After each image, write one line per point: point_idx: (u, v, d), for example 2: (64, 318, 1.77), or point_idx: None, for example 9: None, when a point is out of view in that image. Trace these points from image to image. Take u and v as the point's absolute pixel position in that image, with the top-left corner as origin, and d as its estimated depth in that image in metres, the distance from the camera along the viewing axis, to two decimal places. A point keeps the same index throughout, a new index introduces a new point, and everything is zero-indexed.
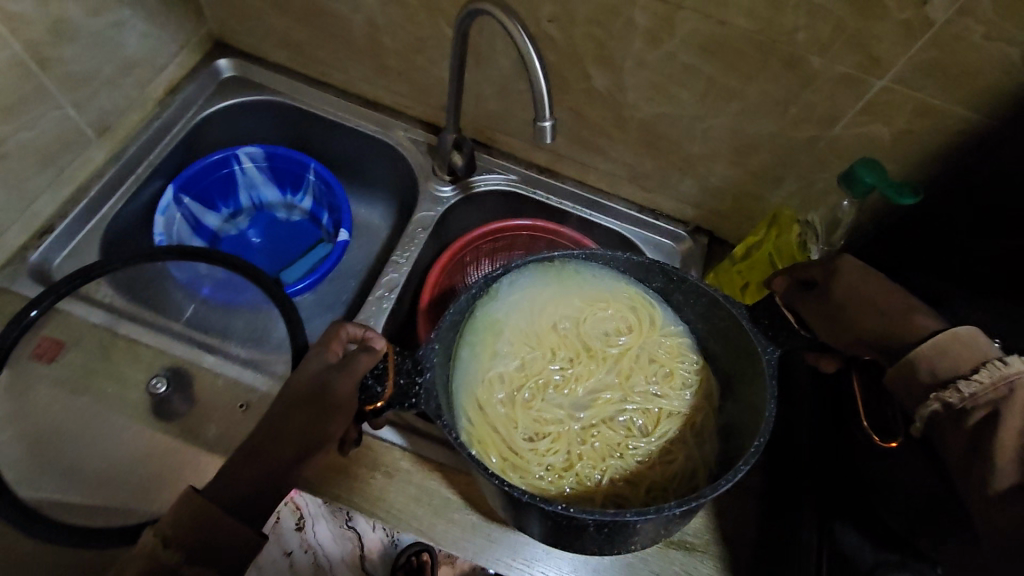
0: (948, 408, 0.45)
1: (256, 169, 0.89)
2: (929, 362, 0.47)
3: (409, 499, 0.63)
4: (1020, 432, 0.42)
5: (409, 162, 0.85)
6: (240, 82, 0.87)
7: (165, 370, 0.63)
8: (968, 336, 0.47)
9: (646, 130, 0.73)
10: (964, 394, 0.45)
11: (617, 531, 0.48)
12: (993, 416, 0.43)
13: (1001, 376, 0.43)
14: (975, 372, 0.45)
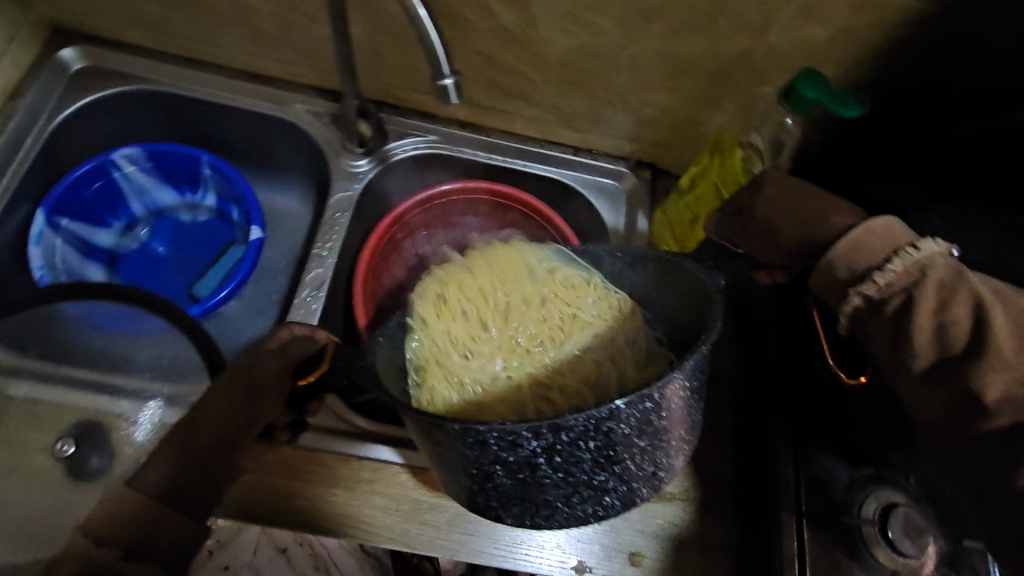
0: (867, 302, 0.44)
1: (140, 171, 0.78)
2: (849, 258, 0.45)
3: (378, 508, 0.59)
4: (936, 312, 0.42)
5: (313, 137, 0.75)
6: (93, 73, 0.73)
7: (72, 428, 0.56)
8: (881, 225, 0.45)
9: (567, 66, 0.66)
10: (881, 286, 0.43)
11: (573, 457, 0.37)
12: (908, 301, 0.42)
13: (913, 263, 0.42)
14: (890, 262, 0.43)
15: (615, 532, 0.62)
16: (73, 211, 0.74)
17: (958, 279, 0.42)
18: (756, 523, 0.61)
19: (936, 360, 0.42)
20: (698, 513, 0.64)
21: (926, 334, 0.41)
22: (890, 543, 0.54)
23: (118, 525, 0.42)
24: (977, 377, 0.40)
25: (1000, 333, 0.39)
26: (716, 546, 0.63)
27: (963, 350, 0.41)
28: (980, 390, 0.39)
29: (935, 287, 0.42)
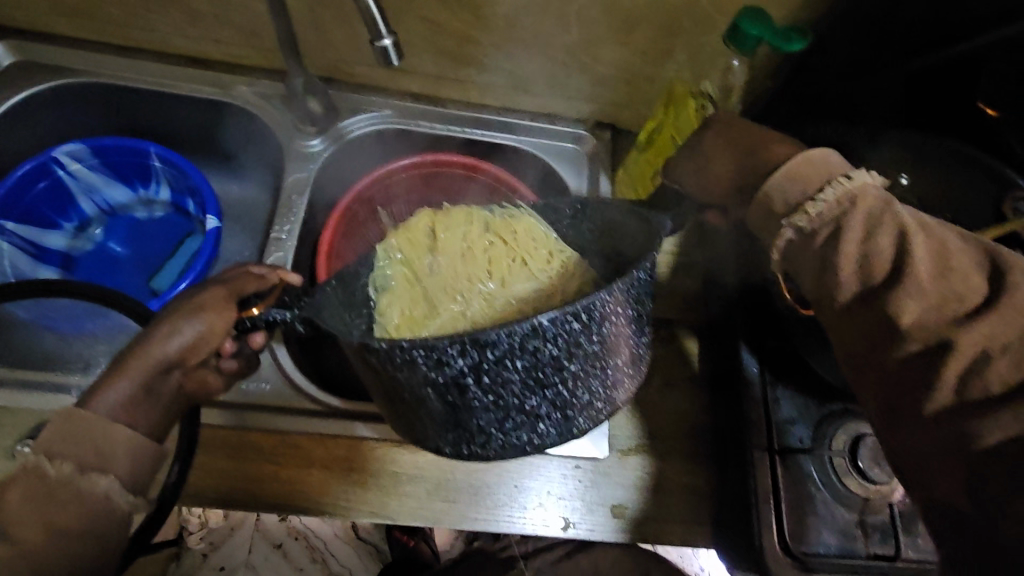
0: (799, 234, 0.45)
1: (86, 169, 0.75)
2: (783, 188, 0.45)
3: (359, 484, 0.58)
4: (862, 240, 0.43)
5: (262, 120, 0.73)
6: (25, 68, 0.70)
7: (33, 430, 0.54)
8: (818, 157, 0.46)
9: (513, 27, 0.64)
10: (813, 215, 0.44)
11: (501, 378, 0.37)
12: (836, 230, 0.43)
13: (845, 192, 0.43)
14: (823, 191, 0.44)
15: (596, 487, 0.62)
16: (19, 213, 0.72)
17: (884, 208, 0.43)
18: (731, 463, 0.62)
19: (859, 290, 0.43)
20: (678, 463, 0.65)
21: (851, 266, 0.43)
22: (861, 472, 0.58)
23: (77, 448, 0.38)
24: (893, 305, 0.41)
25: (918, 262, 0.41)
26: (697, 492, 0.64)
27: (882, 281, 0.42)
28: (895, 315, 0.41)
29: (864, 216, 0.43)
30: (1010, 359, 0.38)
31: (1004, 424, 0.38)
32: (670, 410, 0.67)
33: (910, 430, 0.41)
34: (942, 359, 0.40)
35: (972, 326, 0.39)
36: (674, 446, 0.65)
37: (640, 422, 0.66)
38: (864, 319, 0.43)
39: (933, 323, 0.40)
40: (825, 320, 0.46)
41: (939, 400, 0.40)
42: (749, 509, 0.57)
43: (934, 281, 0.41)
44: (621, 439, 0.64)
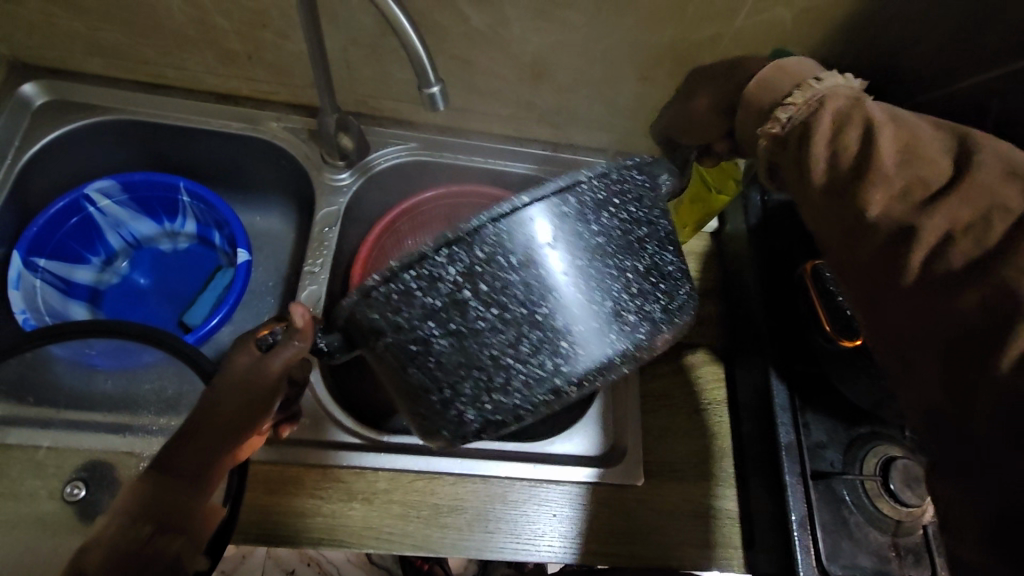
0: (773, 140, 0.46)
1: (115, 204, 0.75)
2: (756, 96, 0.47)
3: (401, 517, 0.59)
4: (832, 134, 0.44)
5: (292, 154, 0.75)
6: (57, 110, 0.71)
7: (80, 471, 0.55)
8: (792, 67, 0.48)
9: (542, 63, 0.66)
10: (783, 119, 0.45)
11: (501, 285, 0.38)
12: (806, 128, 0.44)
13: (813, 93, 0.45)
14: (792, 95, 0.45)
15: (632, 514, 0.63)
16: (51, 249, 0.72)
17: (855, 105, 0.44)
18: (760, 483, 0.63)
19: (831, 183, 0.44)
20: (710, 488, 0.66)
21: (819, 159, 0.43)
22: (893, 493, 0.59)
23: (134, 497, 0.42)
24: (861, 194, 0.42)
25: (883, 150, 0.42)
26: (730, 518, 0.65)
27: (851, 175, 0.43)
28: (863, 207, 0.42)
29: (834, 114, 0.44)
30: (974, 239, 0.39)
31: (980, 287, 0.38)
32: (700, 435, 0.68)
33: (893, 316, 0.42)
34: (911, 242, 0.41)
35: (934, 211, 0.40)
36: (707, 470, 0.66)
37: (671, 448, 0.67)
38: (840, 212, 0.44)
39: (901, 210, 0.41)
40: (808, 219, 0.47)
41: (912, 276, 0.41)
42: (788, 533, 0.58)
43: (901, 167, 0.42)
44: (654, 465, 0.66)
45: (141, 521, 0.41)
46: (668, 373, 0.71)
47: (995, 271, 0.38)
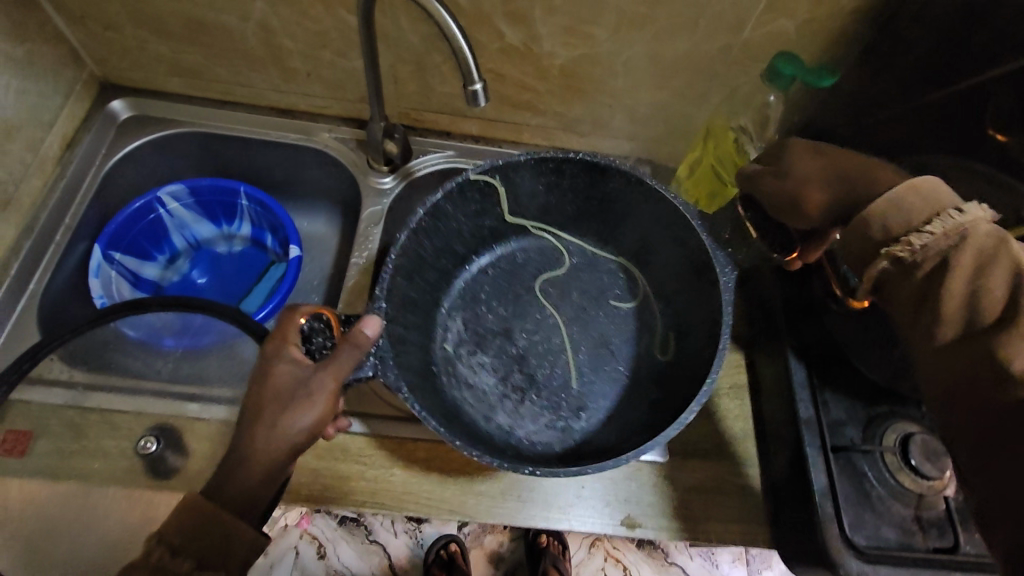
0: (901, 262, 0.47)
1: (182, 207, 0.84)
2: (884, 212, 0.48)
3: (439, 483, 0.63)
4: (973, 277, 0.44)
5: (341, 163, 0.83)
6: (137, 123, 0.80)
7: (151, 428, 0.60)
8: (926, 190, 0.47)
9: (569, 75, 0.73)
10: (916, 247, 0.46)
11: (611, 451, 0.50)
12: (942, 265, 0.45)
13: (953, 226, 0.45)
14: (931, 223, 0.46)
15: (659, 487, 0.66)
16: (124, 245, 0.80)
17: (999, 248, 0.44)
18: (782, 466, 0.65)
19: (962, 327, 0.45)
20: (731, 464, 0.69)
21: (951, 303, 0.44)
22: (914, 468, 0.61)
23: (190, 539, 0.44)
24: (999, 345, 0.42)
25: None
26: (753, 494, 0.67)
27: (987, 324, 0.43)
28: (1004, 358, 0.42)
29: (975, 255, 0.44)
30: None
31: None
32: (721, 416, 0.71)
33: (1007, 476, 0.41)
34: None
35: None
36: (728, 450, 0.69)
37: (694, 427, 0.70)
38: (968, 357, 0.44)
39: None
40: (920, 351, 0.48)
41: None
42: (811, 504, 0.60)
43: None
44: (678, 442, 0.69)
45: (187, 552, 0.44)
46: None
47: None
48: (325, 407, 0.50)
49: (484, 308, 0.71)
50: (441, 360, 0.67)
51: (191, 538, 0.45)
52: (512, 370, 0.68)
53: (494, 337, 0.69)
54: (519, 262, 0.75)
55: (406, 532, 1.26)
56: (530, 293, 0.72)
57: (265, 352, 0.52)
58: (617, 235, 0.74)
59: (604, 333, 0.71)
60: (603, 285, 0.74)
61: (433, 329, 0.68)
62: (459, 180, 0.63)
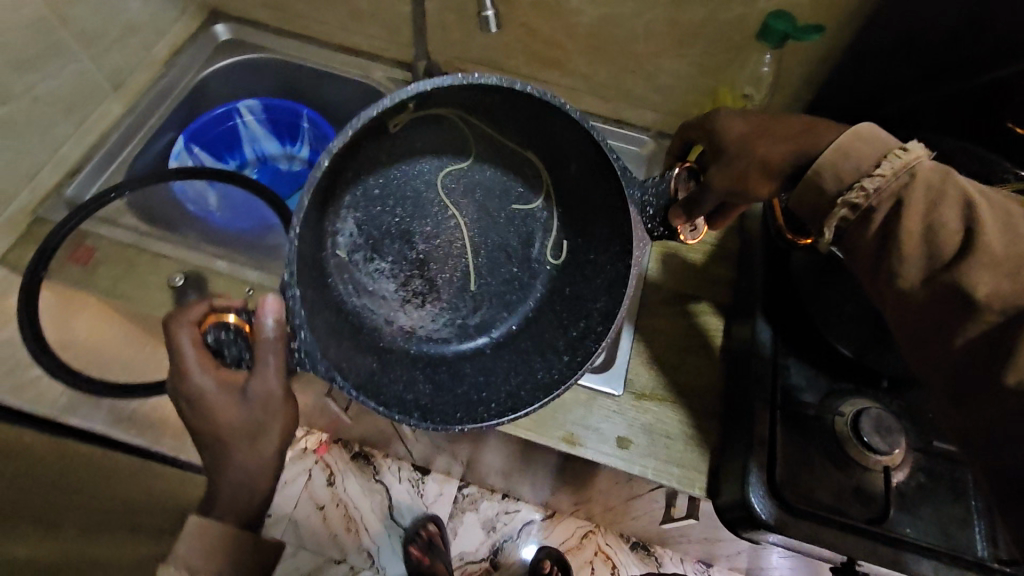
0: (857, 210, 0.46)
1: (256, 121, 0.98)
2: (834, 162, 0.47)
3: None
4: (926, 215, 0.43)
5: (390, 100, 0.93)
6: (233, 45, 0.95)
7: (183, 270, 0.73)
8: (866, 135, 0.47)
9: (595, 34, 0.79)
10: (870, 191, 0.45)
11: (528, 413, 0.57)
12: (897, 203, 0.44)
13: (901, 163, 0.44)
14: (882, 163, 0.45)
15: (609, 417, 0.70)
16: (203, 142, 0.94)
17: (942, 177, 0.44)
18: (733, 427, 0.66)
19: (926, 267, 0.44)
20: (685, 415, 0.70)
21: (910, 247, 0.44)
22: (865, 444, 0.59)
23: (212, 560, 0.53)
24: (968, 280, 0.41)
25: (988, 231, 0.41)
26: (701, 444, 0.69)
27: (947, 259, 0.43)
28: (969, 288, 0.41)
29: (923, 186, 0.44)
30: None
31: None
32: (686, 370, 0.73)
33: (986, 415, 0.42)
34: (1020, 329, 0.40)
35: None
36: (683, 400, 0.71)
37: (658, 373, 0.73)
38: (935, 296, 0.44)
39: (1010, 293, 0.40)
40: (887, 301, 0.47)
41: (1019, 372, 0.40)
42: (749, 452, 0.61)
43: (1007, 249, 0.41)
44: (637, 384, 0.72)
45: (209, 570, 0.53)
46: (667, 314, 0.77)
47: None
48: (285, 419, 0.55)
49: (377, 204, 0.66)
50: (332, 267, 0.63)
51: (211, 556, 0.53)
52: (412, 275, 0.67)
53: (392, 238, 0.67)
54: (416, 147, 0.66)
55: (410, 478, 1.33)
56: (429, 188, 0.68)
57: (191, 391, 0.53)
58: (538, 141, 0.64)
59: (500, 230, 0.69)
60: (503, 179, 0.69)
61: (325, 235, 0.63)
62: (360, 119, 0.50)
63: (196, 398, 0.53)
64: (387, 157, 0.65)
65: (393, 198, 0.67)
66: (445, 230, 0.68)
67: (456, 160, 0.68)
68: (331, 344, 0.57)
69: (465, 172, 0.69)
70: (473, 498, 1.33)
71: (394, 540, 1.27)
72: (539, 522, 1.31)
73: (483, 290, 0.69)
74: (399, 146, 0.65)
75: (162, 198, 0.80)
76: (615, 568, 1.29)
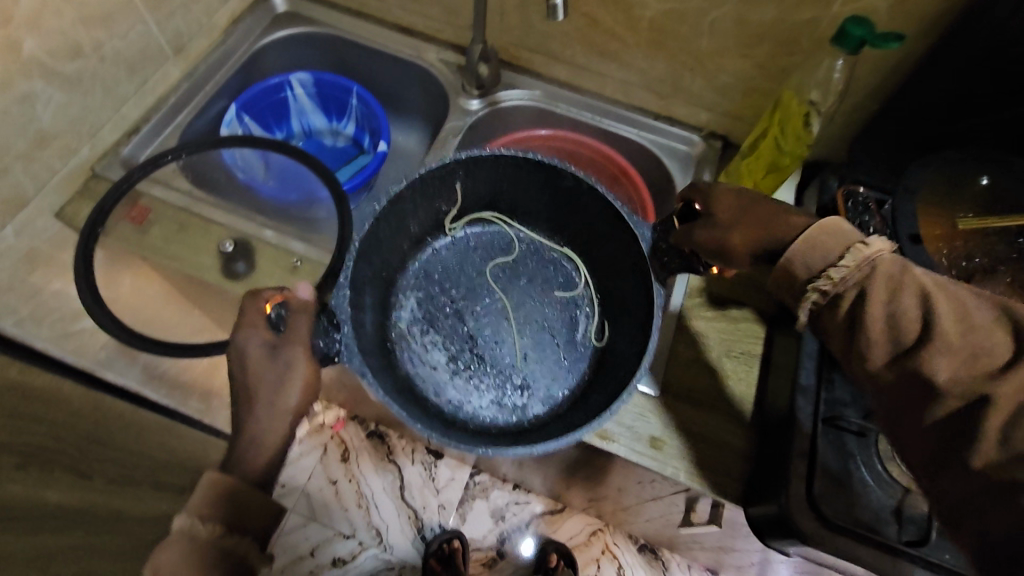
0: (827, 296, 0.51)
1: (306, 94, 0.98)
2: (805, 253, 0.52)
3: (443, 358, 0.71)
4: (889, 305, 0.48)
5: (441, 82, 0.93)
6: (290, 16, 0.95)
7: (232, 236, 0.74)
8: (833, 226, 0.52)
9: (657, 28, 0.78)
10: (837, 281, 0.50)
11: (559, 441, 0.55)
12: (862, 294, 0.49)
13: (863, 257, 0.49)
14: (844, 258, 0.50)
15: (643, 415, 0.70)
16: (254, 113, 0.94)
17: (904, 273, 0.48)
18: (770, 439, 0.65)
19: (893, 351, 0.48)
20: (719, 420, 0.70)
21: (876, 334, 0.48)
22: None
23: (222, 513, 0.55)
24: (925, 365, 0.46)
25: (942, 322, 0.46)
26: (734, 451, 0.68)
27: (911, 345, 0.47)
28: (929, 374, 0.45)
29: (885, 281, 0.48)
30: None
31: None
32: (724, 375, 0.72)
33: (945, 487, 0.44)
34: (980, 412, 0.43)
35: (1008, 378, 0.43)
36: (718, 405, 0.70)
37: (694, 375, 0.72)
38: (903, 380, 0.47)
39: (964, 378, 0.44)
40: (865, 387, 0.51)
41: (984, 454, 0.42)
42: (786, 465, 0.60)
43: (962, 337, 0.45)
44: (673, 385, 0.71)
45: (218, 523, 0.55)
46: (706, 317, 0.76)
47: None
48: (308, 373, 0.59)
49: (438, 287, 0.74)
50: (395, 336, 0.71)
51: (221, 507, 0.55)
52: (463, 349, 0.71)
53: (447, 317, 0.73)
54: (476, 246, 0.76)
55: (424, 461, 1.33)
56: (483, 276, 0.75)
57: (240, 346, 0.59)
58: (566, 224, 0.74)
59: (549, 318, 0.73)
60: (552, 272, 0.76)
61: (391, 308, 0.72)
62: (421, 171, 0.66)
63: (239, 353, 0.59)
64: (449, 246, 0.76)
65: (452, 288, 0.74)
66: (496, 310, 0.73)
67: (510, 259, 0.76)
68: (378, 371, 0.62)
69: (519, 268, 0.76)
70: (485, 487, 1.33)
71: (403, 520, 1.28)
72: (548, 516, 1.32)
73: (530, 370, 0.71)
74: (463, 240, 0.76)
75: (213, 164, 0.81)
76: (621, 568, 1.28)
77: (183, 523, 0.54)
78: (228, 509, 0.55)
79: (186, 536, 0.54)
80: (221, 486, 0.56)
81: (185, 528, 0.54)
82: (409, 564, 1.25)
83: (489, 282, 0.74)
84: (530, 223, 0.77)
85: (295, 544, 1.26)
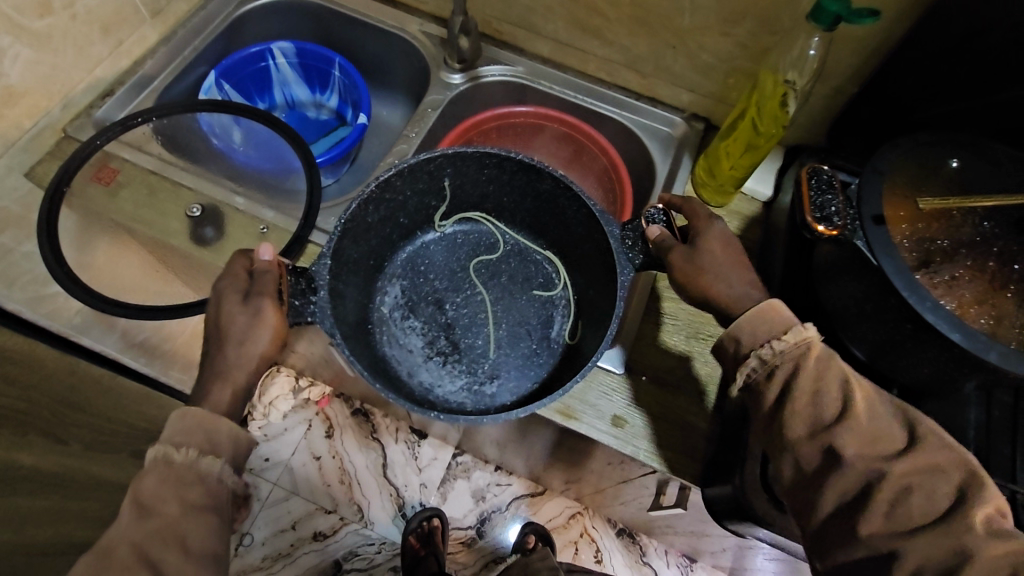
0: (762, 365, 0.54)
1: (287, 63, 0.97)
2: (750, 321, 0.55)
3: (413, 335, 0.69)
4: (816, 383, 0.51)
5: (423, 55, 0.92)
6: None
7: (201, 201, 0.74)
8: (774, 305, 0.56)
9: (637, 4, 0.77)
10: (775, 351, 0.53)
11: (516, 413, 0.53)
12: (795, 367, 0.52)
13: (803, 336, 0.53)
14: (785, 334, 0.53)
15: (609, 394, 0.69)
16: (233, 80, 0.93)
17: (829, 360, 0.52)
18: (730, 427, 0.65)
19: (812, 426, 0.50)
20: (681, 402, 0.69)
21: (800, 403, 0.50)
22: None
23: (195, 439, 0.55)
24: (838, 438, 0.48)
25: (857, 406, 0.49)
26: (697, 433, 0.68)
27: (830, 419, 0.49)
28: (838, 445, 0.48)
29: (816, 361, 0.52)
30: (925, 499, 0.44)
31: (918, 553, 0.42)
32: (693, 358, 0.72)
33: (841, 553, 0.46)
34: (871, 488, 0.46)
35: (900, 463, 0.46)
36: (680, 386, 0.70)
37: (662, 357, 0.72)
38: (815, 453, 0.49)
39: (867, 453, 0.47)
40: (780, 458, 0.51)
41: (870, 525, 0.45)
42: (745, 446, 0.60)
43: (871, 421, 0.49)
44: (639, 365, 0.71)
45: (193, 448, 0.55)
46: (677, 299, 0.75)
47: (954, 527, 0.43)
48: (277, 321, 0.56)
49: (422, 276, 0.73)
50: (375, 319, 0.69)
51: (195, 433, 0.55)
52: (439, 335, 0.70)
53: (427, 304, 0.71)
54: (460, 238, 0.75)
55: (406, 440, 1.34)
56: (465, 269, 0.73)
57: (213, 304, 0.58)
58: (548, 228, 0.72)
59: (528, 312, 0.72)
60: (533, 267, 0.74)
61: (374, 291, 0.70)
62: (409, 161, 0.62)
63: (217, 302, 0.58)
64: (436, 237, 0.75)
65: (436, 279, 0.73)
66: (476, 302, 0.71)
67: (492, 253, 0.74)
68: (352, 344, 0.61)
69: (501, 261, 0.74)
70: (466, 466, 1.33)
71: (384, 498, 1.29)
72: (528, 496, 1.32)
73: (504, 359, 0.69)
74: (450, 233, 0.75)
75: (189, 130, 0.80)
76: (598, 551, 1.29)
77: (157, 451, 0.54)
78: (202, 437, 0.55)
79: (161, 462, 0.54)
80: (194, 415, 0.55)
81: (161, 456, 0.54)
82: (388, 541, 1.26)
83: (472, 274, 0.73)
84: (513, 224, 0.75)
85: (276, 517, 1.27)
